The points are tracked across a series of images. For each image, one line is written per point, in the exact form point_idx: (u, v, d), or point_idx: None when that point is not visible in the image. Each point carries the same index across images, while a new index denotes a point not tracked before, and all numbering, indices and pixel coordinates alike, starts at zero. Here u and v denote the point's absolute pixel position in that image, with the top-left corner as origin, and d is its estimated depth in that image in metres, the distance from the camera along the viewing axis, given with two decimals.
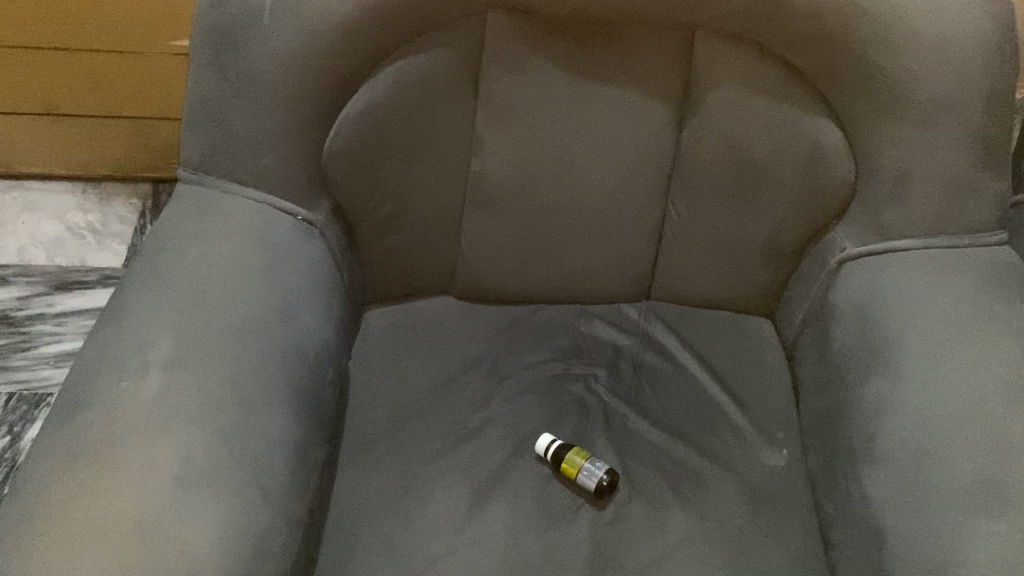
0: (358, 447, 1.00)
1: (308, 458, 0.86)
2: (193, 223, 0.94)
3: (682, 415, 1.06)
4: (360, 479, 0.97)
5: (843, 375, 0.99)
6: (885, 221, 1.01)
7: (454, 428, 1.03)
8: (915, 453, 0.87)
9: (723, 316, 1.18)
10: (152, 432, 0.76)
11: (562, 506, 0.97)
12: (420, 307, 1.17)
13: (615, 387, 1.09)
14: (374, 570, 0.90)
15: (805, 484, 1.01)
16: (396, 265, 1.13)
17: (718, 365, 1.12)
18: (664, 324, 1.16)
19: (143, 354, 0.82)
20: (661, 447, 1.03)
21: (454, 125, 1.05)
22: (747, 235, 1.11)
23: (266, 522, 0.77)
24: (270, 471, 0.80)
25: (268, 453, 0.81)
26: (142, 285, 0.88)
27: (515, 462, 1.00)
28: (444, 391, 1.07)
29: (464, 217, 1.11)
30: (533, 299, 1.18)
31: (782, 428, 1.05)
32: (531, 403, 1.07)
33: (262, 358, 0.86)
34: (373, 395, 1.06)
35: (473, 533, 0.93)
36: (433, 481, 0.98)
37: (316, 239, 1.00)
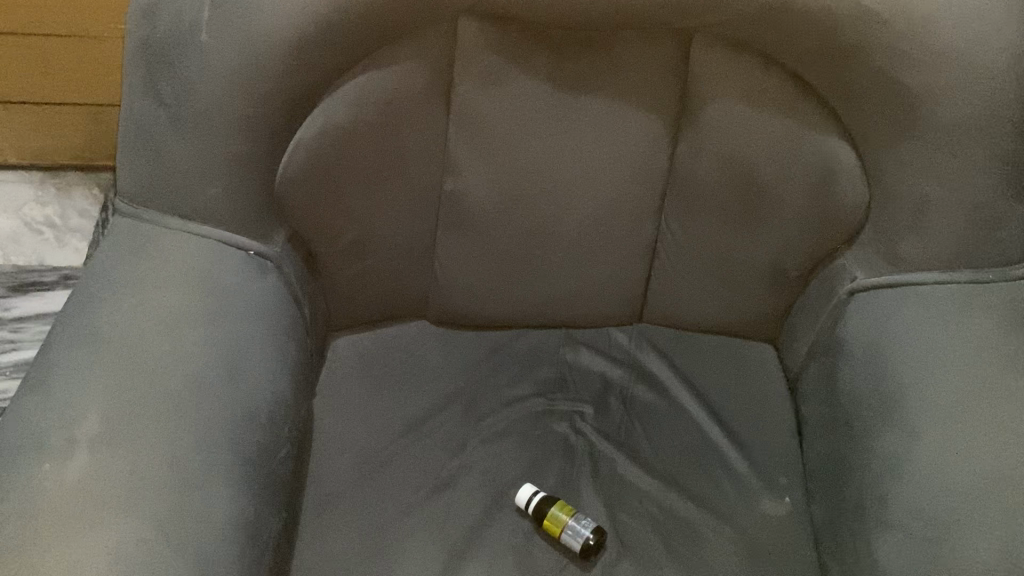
0: (322, 503, 0.92)
1: (263, 535, 0.77)
2: (131, 265, 0.85)
3: (675, 459, 0.98)
4: (324, 540, 0.89)
5: (852, 422, 0.90)
6: (901, 252, 0.92)
7: (428, 476, 0.95)
8: (931, 522, 0.78)
9: (721, 342, 1.09)
10: (77, 526, 0.68)
11: (545, 568, 0.89)
12: (392, 335, 1.08)
13: (603, 426, 1.01)
14: None
15: (808, 538, 0.93)
16: (364, 293, 1.03)
17: (714, 400, 1.03)
18: (657, 353, 1.07)
19: (69, 430, 0.73)
20: (653, 496, 0.95)
21: (423, 144, 0.94)
22: (748, 260, 1.01)
23: None
24: (214, 562, 0.71)
25: (212, 537, 0.72)
26: (71, 344, 0.79)
27: (494, 517, 0.92)
28: (417, 433, 0.98)
29: (438, 240, 1.01)
30: (516, 324, 1.09)
31: (784, 474, 0.97)
32: (511, 447, 0.98)
33: (207, 426, 0.77)
34: (340, 440, 0.97)
35: None
36: (404, 540, 0.89)
37: (272, 275, 0.90)
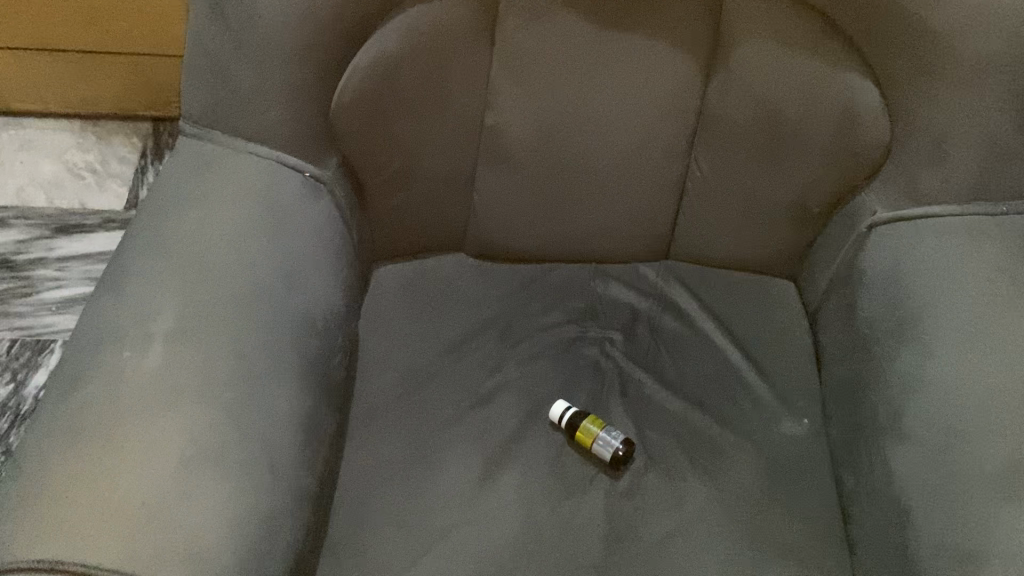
0: (367, 413, 0.99)
1: (319, 431, 0.84)
2: (195, 182, 0.90)
3: (700, 382, 1.04)
4: (370, 447, 0.96)
5: (869, 346, 0.96)
6: (920, 186, 0.98)
7: (466, 393, 1.01)
8: (942, 432, 0.84)
9: (744, 278, 1.14)
10: (157, 408, 0.74)
11: (576, 477, 0.95)
12: (431, 264, 1.13)
13: (631, 352, 1.06)
14: (385, 541, 0.90)
15: (825, 456, 0.99)
16: (406, 221, 1.08)
17: (737, 330, 1.09)
18: (683, 286, 1.12)
19: (146, 324, 0.79)
20: (678, 415, 1.01)
21: (468, 78, 0.99)
22: (773, 196, 1.06)
23: (278, 496, 0.76)
24: (280, 451, 0.78)
25: (276, 426, 0.79)
26: (144, 250, 0.85)
27: (529, 430, 0.99)
28: (456, 354, 1.04)
29: (478, 173, 1.06)
30: (548, 258, 1.14)
31: (802, 398, 1.03)
32: (545, 368, 1.04)
33: (271, 329, 0.83)
34: (385, 358, 1.03)
35: (485, 504, 0.93)
36: (444, 450, 0.96)
37: (325, 197, 0.96)
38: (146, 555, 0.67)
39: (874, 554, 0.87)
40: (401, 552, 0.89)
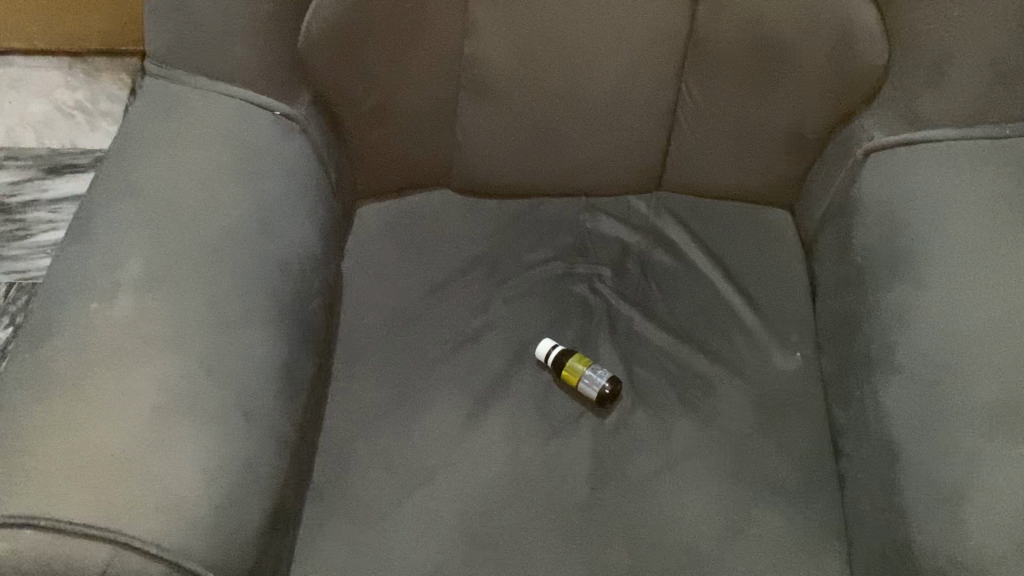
0: (353, 354, 0.98)
1: (297, 376, 0.83)
2: (161, 125, 0.88)
3: (691, 316, 1.01)
4: (357, 389, 0.96)
5: (864, 278, 0.93)
6: (919, 109, 0.94)
7: (452, 333, 0.99)
8: (934, 369, 0.81)
9: (739, 208, 1.11)
10: (126, 360, 0.73)
11: (564, 415, 0.94)
12: (416, 201, 1.10)
13: (621, 288, 1.03)
14: (372, 480, 0.90)
15: (818, 389, 0.97)
16: (388, 156, 1.05)
17: (731, 263, 1.06)
18: (675, 219, 1.09)
19: (114, 274, 0.77)
20: (668, 352, 0.99)
21: (444, 7, 0.94)
22: (767, 122, 1.02)
23: (255, 443, 0.76)
24: (256, 400, 0.77)
25: (252, 375, 0.78)
26: (112, 197, 0.83)
27: (516, 369, 0.97)
28: (442, 294, 1.02)
29: (460, 107, 1.02)
30: (537, 192, 1.11)
31: (796, 330, 1.01)
32: (533, 306, 1.01)
33: (243, 277, 0.81)
34: (370, 298, 1.02)
35: (473, 444, 0.92)
36: (430, 390, 0.95)
37: (298, 136, 0.93)
38: (118, 505, 0.67)
39: (864, 490, 0.86)
40: (387, 490, 0.89)
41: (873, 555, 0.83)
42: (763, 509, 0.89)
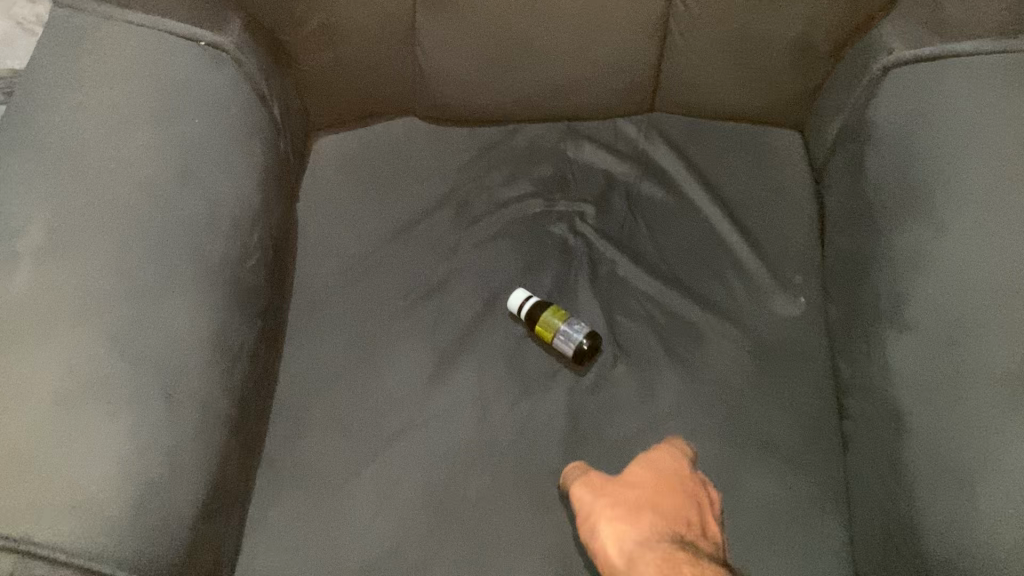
0: (308, 307, 0.89)
1: (232, 342, 0.75)
2: (66, 61, 0.76)
3: (682, 257, 0.91)
4: (312, 345, 0.87)
5: (877, 216, 0.81)
6: (945, 14, 0.83)
7: (415, 280, 0.90)
8: (952, 326, 0.71)
9: (741, 130, 0.99)
10: (26, 342, 0.64)
11: (537, 373, 0.85)
12: (378, 132, 0.99)
13: (605, 227, 0.93)
14: (324, 447, 0.82)
15: (822, 338, 0.87)
16: (341, 82, 0.94)
17: (728, 194, 0.94)
18: (667, 142, 0.97)
19: (12, 240, 0.68)
20: (655, 299, 0.89)
21: None
22: (769, 33, 0.89)
23: (180, 428, 0.69)
24: (184, 379, 0.70)
25: (179, 352, 0.70)
26: (10, 149, 0.72)
27: (486, 321, 0.88)
28: (405, 237, 0.92)
29: (418, 26, 0.90)
30: (512, 118, 0.99)
31: (799, 270, 0.90)
32: (505, 250, 0.91)
33: (164, 240, 0.72)
34: (326, 243, 0.92)
35: (437, 405, 0.83)
36: (391, 345, 0.86)
37: (228, 67, 0.82)
38: (18, 508, 0.60)
39: (867, 457, 0.77)
40: (340, 457, 0.81)
41: (876, 528, 0.74)
42: (752, 475, 0.80)
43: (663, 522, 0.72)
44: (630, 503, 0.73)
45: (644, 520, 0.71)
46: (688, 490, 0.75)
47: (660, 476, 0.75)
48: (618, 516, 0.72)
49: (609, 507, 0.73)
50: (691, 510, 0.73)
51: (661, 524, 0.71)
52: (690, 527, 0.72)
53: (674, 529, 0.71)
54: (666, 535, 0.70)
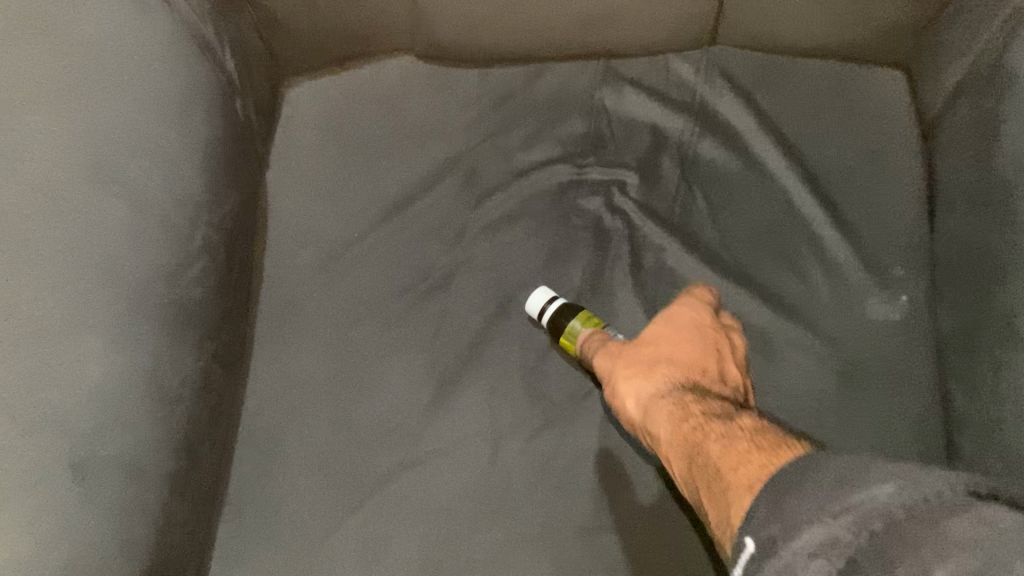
0: (282, 309, 0.72)
1: (169, 378, 0.58)
2: None
3: (748, 243, 0.72)
4: (286, 358, 0.70)
5: (1010, 202, 0.60)
6: None
7: (414, 275, 0.73)
8: None
9: (828, 68, 0.77)
10: None
11: (563, 396, 0.69)
12: (366, 78, 0.80)
13: (650, 202, 0.75)
14: (299, 491, 0.66)
15: (929, 352, 0.68)
16: (312, 18, 0.75)
17: (807, 159, 0.74)
18: (733, 89, 0.77)
19: None
20: (713, 297, 0.71)
21: None
22: None
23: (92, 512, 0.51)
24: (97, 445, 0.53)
25: (88, 410, 0.53)
26: None
27: (500, 328, 0.71)
28: (401, 219, 0.75)
29: None
30: (535, 59, 0.79)
31: (900, 261, 0.70)
32: (523, 235, 0.74)
33: (64, 260, 0.53)
34: (304, 226, 0.74)
35: (438, 438, 0.67)
36: (383, 359, 0.70)
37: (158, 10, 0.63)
38: None
39: None
40: (321, 504, 0.65)
41: None
42: None
43: (680, 370, 0.61)
44: (644, 357, 0.63)
45: (659, 366, 0.61)
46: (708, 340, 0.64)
47: (682, 327, 0.64)
48: (629, 373, 0.62)
49: (622, 365, 0.63)
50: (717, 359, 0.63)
51: (678, 372, 0.61)
52: (714, 376, 0.62)
53: (694, 376, 0.61)
54: (681, 383, 0.60)
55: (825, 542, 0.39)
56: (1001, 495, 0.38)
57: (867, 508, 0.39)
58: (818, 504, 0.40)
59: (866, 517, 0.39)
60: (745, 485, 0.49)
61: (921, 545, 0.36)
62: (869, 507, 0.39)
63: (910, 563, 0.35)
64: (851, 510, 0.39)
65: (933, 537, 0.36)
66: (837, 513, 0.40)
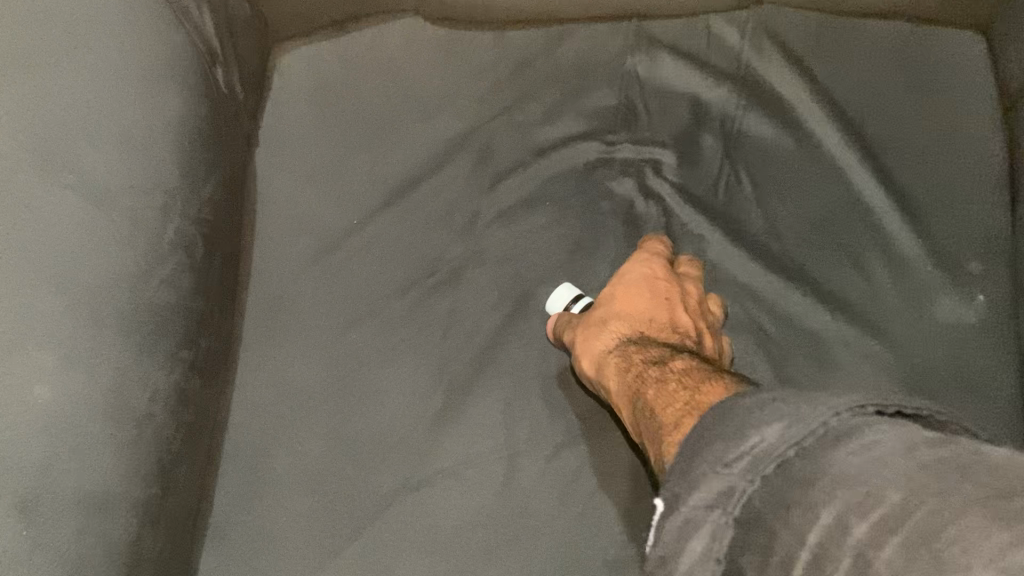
0: (272, 306, 0.64)
1: (136, 396, 0.50)
2: None
3: (802, 234, 0.64)
4: (278, 363, 0.62)
5: None
6: None
7: (420, 268, 0.66)
8: None
9: (901, 28, 0.66)
10: None
11: (586, 405, 0.62)
12: (364, 41, 0.70)
13: (690, 185, 0.68)
14: (291, 514, 0.58)
15: (1014, 361, 0.58)
16: None
17: (871, 134, 0.64)
18: (785, 53, 0.66)
19: None
20: (759, 293, 0.64)
21: None
22: None
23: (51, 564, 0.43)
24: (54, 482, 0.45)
25: (43, 443, 0.44)
26: None
27: (515, 328, 0.64)
28: (403, 206, 0.67)
29: None
30: (558, 19, 0.68)
31: (977, 253, 0.60)
32: (540, 223, 0.67)
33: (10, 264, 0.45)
34: (297, 213, 0.66)
35: (447, 455, 0.59)
36: (384, 365, 0.62)
37: None
38: None
39: None
40: (316, 529, 0.57)
41: None
42: None
43: (632, 328, 0.59)
44: (590, 318, 0.60)
45: (605, 325, 0.59)
46: (669, 292, 0.60)
47: (630, 281, 0.61)
48: (585, 335, 0.59)
49: (578, 331, 0.60)
50: (671, 307, 0.59)
51: (624, 329, 0.59)
52: (666, 327, 0.59)
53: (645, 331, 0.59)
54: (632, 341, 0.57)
55: (720, 494, 0.34)
56: (897, 405, 0.34)
57: (758, 449, 0.34)
58: (715, 459, 0.36)
59: (758, 461, 0.34)
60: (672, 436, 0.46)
61: (814, 484, 0.31)
62: (763, 448, 0.34)
63: (803, 511, 0.31)
64: (744, 457, 0.35)
65: (825, 476, 0.31)
66: (731, 460, 0.35)
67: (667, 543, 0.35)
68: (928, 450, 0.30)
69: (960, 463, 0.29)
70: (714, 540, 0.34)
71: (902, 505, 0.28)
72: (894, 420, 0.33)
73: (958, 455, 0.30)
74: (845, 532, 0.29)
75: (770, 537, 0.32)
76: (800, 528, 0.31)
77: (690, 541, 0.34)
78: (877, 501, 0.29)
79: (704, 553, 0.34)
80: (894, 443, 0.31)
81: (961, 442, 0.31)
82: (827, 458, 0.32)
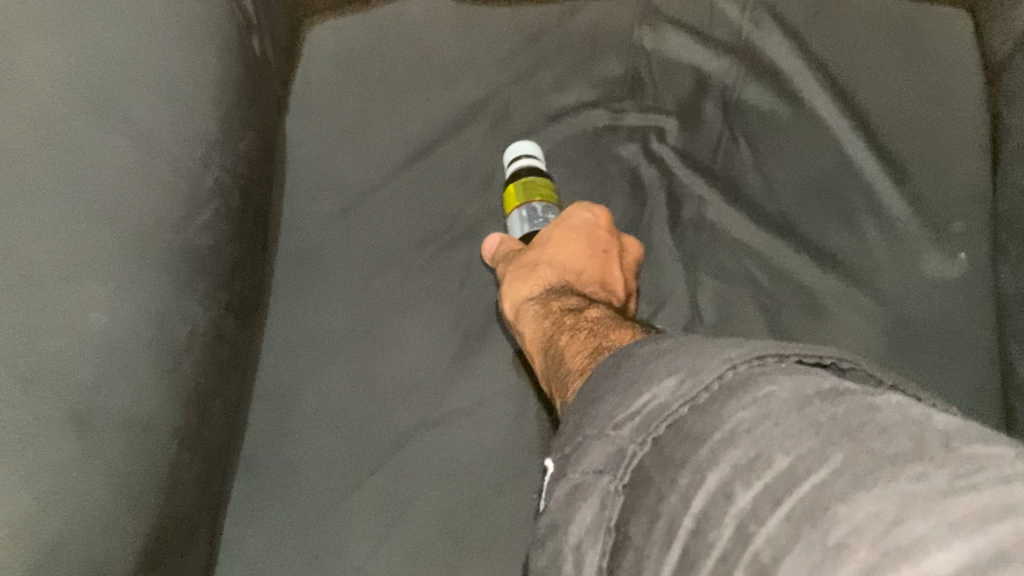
0: (300, 258, 0.68)
1: (181, 320, 0.54)
2: None
3: (800, 194, 0.67)
4: (304, 311, 0.67)
5: None
6: None
7: (438, 222, 0.70)
8: None
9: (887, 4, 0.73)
10: None
11: None
12: (387, 15, 0.76)
13: (691, 147, 0.72)
14: (317, 445, 0.62)
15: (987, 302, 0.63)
16: None
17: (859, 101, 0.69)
18: (780, 27, 0.72)
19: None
20: (753, 247, 0.67)
21: None
22: None
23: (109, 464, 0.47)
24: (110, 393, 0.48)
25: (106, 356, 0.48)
26: None
27: None
28: (423, 165, 0.71)
29: None
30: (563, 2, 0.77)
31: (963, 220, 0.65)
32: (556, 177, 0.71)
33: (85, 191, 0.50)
34: (324, 172, 0.71)
35: (461, 395, 0.64)
36: (404, 309, 0.67)
37: None
38: None
39: None
40: (340, 459, 0.62)
41: None
42: None
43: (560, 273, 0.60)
44: (523, 259, 0.62)
45: (535, 268, 0.60)
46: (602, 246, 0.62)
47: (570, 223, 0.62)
48: (515, 276, 0.61)
49: (512, 269, 0.62)
50: (605, 261, 0.61)
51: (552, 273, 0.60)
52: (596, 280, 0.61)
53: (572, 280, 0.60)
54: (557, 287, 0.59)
55: (611, 457, 0.34)
56: (800, 353, 0.33)
57: (648, 408, 0.34)
58: (603, 420, 0.35)
59: (648, 421, 0.33)
60: (576, 372, 0.49)
61: (703, 441, 0.31)
62: (653, 407, 0.34)
63: (692, 473, 0.30)
64: (634, 416, 0.34)
65: (716, 432, 0.30)
66: (620, 421, 0.35)
67: (558, 507, 0.35)
68: (820, 405, 0.29)
69: (851, 419, 0.28)
70: (604, 508, 0.33)
71: (788, 473, 0.27)
72: (791, 371, 0.32)
73: (850, 407, 0.29)
74: (729, 501, 0.28)
75: (663, 496, 0.31)
76: (688, 486, 0.30)
77: (582, 509, 0.33)
78: (768, 464, 0.28)
79: (594, 521, 0.33)
80: (783, 394, 0.30)
81: (855, 390, 0.30)
82: (719, 414, 0.31)
